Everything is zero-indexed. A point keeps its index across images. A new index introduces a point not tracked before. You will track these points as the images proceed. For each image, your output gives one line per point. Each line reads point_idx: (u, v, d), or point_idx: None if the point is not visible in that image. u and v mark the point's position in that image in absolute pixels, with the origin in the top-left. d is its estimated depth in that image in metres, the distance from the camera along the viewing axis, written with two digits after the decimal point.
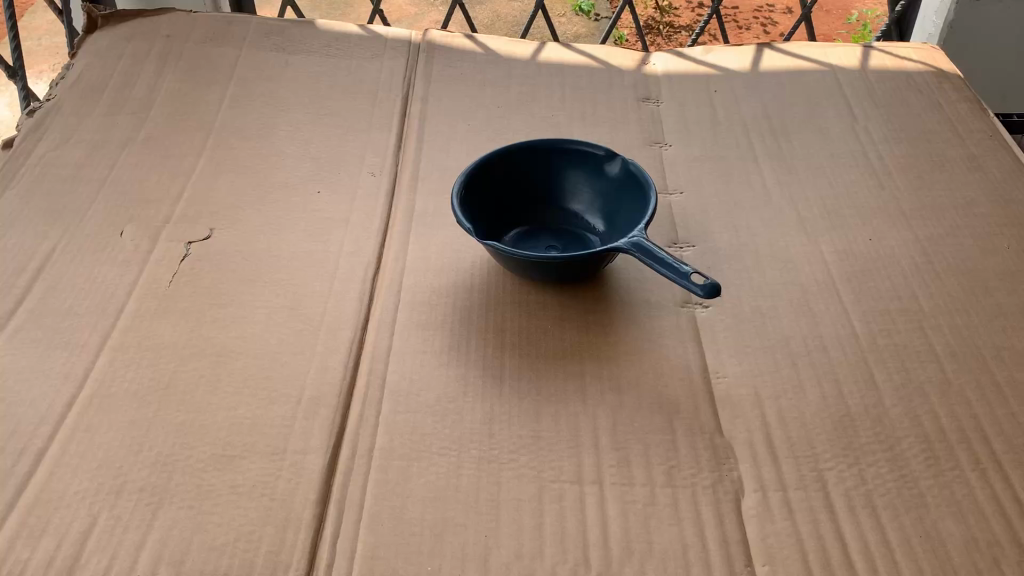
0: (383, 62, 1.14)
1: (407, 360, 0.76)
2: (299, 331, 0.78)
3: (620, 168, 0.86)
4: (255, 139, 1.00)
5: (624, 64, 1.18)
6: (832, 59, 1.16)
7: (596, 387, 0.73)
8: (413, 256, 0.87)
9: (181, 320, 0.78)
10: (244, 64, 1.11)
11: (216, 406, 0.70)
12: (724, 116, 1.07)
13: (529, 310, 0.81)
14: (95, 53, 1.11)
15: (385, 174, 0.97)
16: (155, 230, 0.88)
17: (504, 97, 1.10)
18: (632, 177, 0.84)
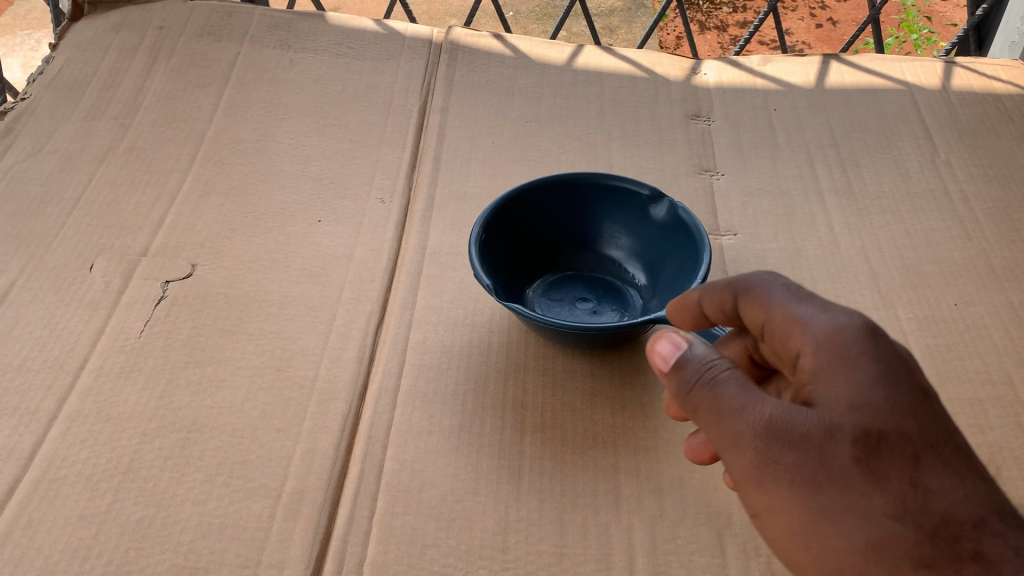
0: (400, 64, 1.02)
1: (410, 443, 0.64)
2: (284, 401, 0.67)
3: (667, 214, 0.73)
4: (251, 154, 0.89)
5: (669, 72, 1.05)
6: (909, 76, 1.02)
7: (632, 489, 0.62)
8: (424, 306, 0.75)
9: (150, 383, 0.67)
10: (244, 63, 0.99)
11: (181, 500, 0.60)
12: (785, 140, 0.94)
13: (555, 381, 0.70)
14: (78, 45, 1.00)
15: (395, 201, 0.85)
16: (128, 264, 0.76)
17: (534, 110, 0.98)
18: (680, 227, 0.72)
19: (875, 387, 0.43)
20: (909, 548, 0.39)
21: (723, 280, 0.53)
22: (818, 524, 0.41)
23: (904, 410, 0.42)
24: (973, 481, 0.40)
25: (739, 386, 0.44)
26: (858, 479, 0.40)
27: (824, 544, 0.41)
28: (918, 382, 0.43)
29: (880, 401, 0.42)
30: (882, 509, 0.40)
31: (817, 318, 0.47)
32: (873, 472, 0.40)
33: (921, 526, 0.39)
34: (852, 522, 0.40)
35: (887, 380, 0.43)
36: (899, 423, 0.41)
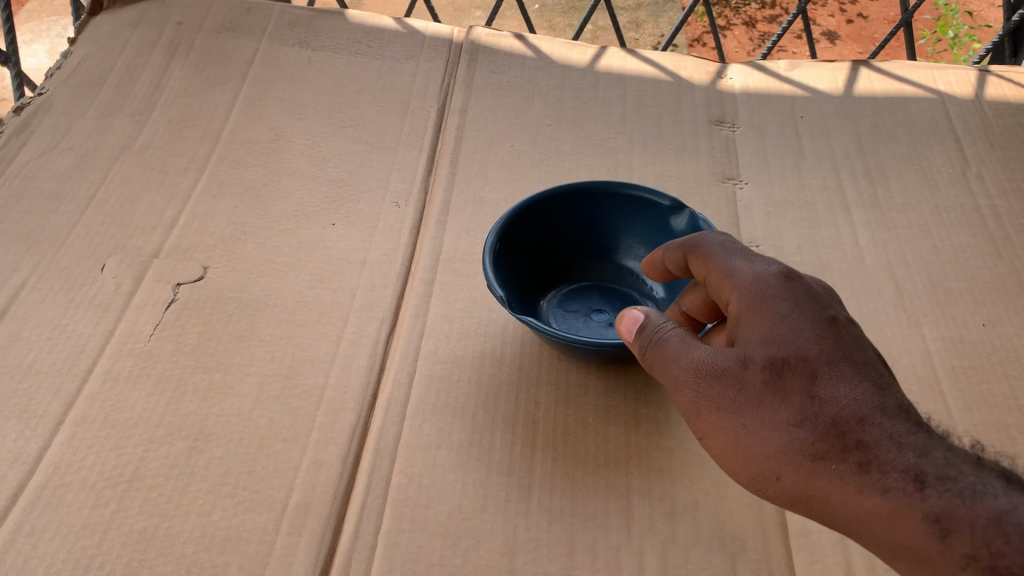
0: (419, 63, 1.01)
1: (418, 456, 0.63)
2: (293, 410, 0.66)
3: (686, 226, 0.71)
4: (267, 154, 0.88)
5: (694, 76, 1.03)
6: (941, 85, 1.00)
7: (644, 510, 0.61)
8: (436, 315, 0.74)
9: (157, 388, 0.66)
10: (261, 60, 0.98)
11: (185, 510, 0.59)
12: (811, 149, 0.92)
13: (568, 395, 0.68)
14: (97, 40, 0.99)
15: (411, 205, 0.84)
16: (140, 265, 0.76)
17: (554, 113, 0.96)
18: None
19: (782, 322, 0.52)
20: (809, 451, 0.47)
21: (675, 244, 0.62)
22: (737, 436, 0.49)
23: (806, 339, 0.50)
24: (868, 389, 0.48)
25: (679, 338, 0.53)
26: (765, 396, 0.49)
27: (743, 453, 0.49)
28: (825, 317, 0.52)
29: (787, 335, 0.51)
30: (787, 419, 0.48)
31: (739, 269, 0.56)
32: (777, 389, 0.49)
33: (820, 432, 0.47)
34: (763, 432, 0.49)
35: (795, 317, 0.52)
36: (800, 350, 0.50)
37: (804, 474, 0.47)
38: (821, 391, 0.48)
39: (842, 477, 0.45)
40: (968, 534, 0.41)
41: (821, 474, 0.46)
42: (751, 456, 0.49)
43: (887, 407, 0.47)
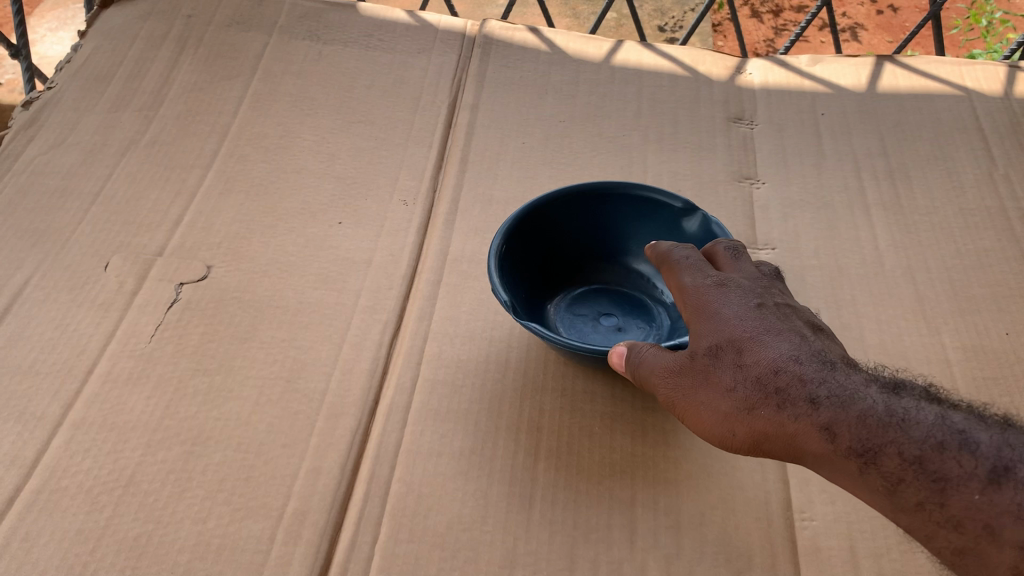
0: (431, 58, 0.99)
1: (419, 465, 0.62)
2: (292, 414, 0.65)
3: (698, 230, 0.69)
4: (274, 150, 0.87)
5: (712, 71, 1.00)
6: (968, 81, 0.97)
7: (648, 524, 0.59)
8: (442, 317, 0.73)
9: (157, 391, 0.65)
10: (271, 55, 0.97)
11: (181, 517, 0.58)
12: (832, 147, 0.90)
13: (574, 402, 0.67)
14: (107, 33, 0.98)
15: (419, 204, 0.83)
16: (144, 264, 0.75)
17: (567, 110, 0.94)
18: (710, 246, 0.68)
19: (718, 302, 0.55)
20: (741, 404, 0.50)
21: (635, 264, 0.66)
22: (690, 406, 0.53)
23: (735, 311, 0.54)
24: (784, 339, 0.52)
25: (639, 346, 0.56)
26: (706, 366, 0.52)
27: (697, 421, 0.53)
28: (756, 297, 0.55)
29: (721, 317, 0.54)
30: (725, 381, 0.51)
31: (682, 268, 0.59)
32: (714, 359, 0.52)
33: (750, 388, 0.50)
34: (706, 398, 0.52)
35: (729, 299, 0.55)
36: (729, 320, 0.54)
37: (742, 426, 0.50)
38: (747, 349, 0.52)
39: (766, 418, 0.49)
40: (852, 434, 0.45)
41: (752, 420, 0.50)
42: (702, 422, 0.52)
43: (798, 347, 0.51)
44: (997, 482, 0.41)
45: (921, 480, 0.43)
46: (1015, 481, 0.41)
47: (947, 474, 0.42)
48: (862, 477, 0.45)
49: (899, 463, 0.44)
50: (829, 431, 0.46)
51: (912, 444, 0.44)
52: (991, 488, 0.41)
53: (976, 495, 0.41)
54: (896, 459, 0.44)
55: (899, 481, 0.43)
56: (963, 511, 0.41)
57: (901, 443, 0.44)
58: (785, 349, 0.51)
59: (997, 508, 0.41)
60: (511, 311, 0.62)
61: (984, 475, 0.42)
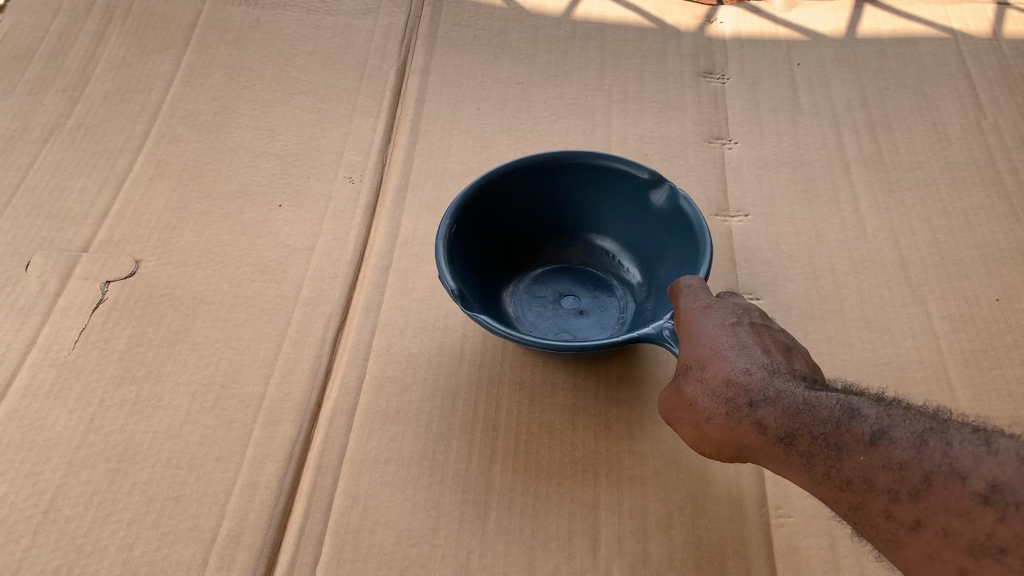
0: (377, 19, 0.93)
1: (364, 473, 0.57)
2: (227, 423, 0.60)
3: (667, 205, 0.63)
4: (209, 129, 0.81)
5: (680, 22, 0.94)
6: (955, 23, 0.92)
7: (612, 529, 0.55)
8: (390, 306, 0.68)
9: (79, 404, 0.60)
10: (206, 24, 0.91)
11: (105, 545, 0.53)
12: (809, 101, 0.84)
13: (532, 395, 0.62)
14: (27, 8, 0.92)
15: (366, 180, 0.77)
16: (67, 261, 0.69)
17: (526, 70, 0.88)
18: (678, 223, 0.62)
19: (700, 316, 0.50)
20: (703, 415, 0.46)
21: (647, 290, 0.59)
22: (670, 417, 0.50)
23: (711, 323, 0.49)
24: (748, 346, 0.47)
25: None
26: (679, 384, 0.49)
27: (684, 435, 0.49)
28: (740, 313, 0.50)
29: (693, 331, 0.50)
30: (692, 395, 0.47)
31: (682, 293, 0.53)
32: (685, 373, 0.48)
33: (707, 398, 0.46)
34: (681, 409, 0.49)
35: (707, 316, 0.50)
36: (701, 334, 0.49)
37: (707, 433, 0.46)
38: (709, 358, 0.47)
39: (719, 426, 0.45)
40: (775, 422, 0.42)
41: (711, 425, 0.46)
42: (687, 437, 0.49)
43: (757, 351, 0.46)
44: (876, 440, 0.37)
45: (824, 453, 0.39)
46: (891, 438, 0.36)
47: (840, 440, 0.38)
48: (788, 463, 0.41)
49: (808, 440, 0.40)
50: (757, 422, 0.43)
51: (818, 421, 0.40)
52: (871, 446, 0.37)
53: (862, 457, 0.37)
54: (805, 437, 0.40)
55: (808, 457, 0.40)
56: (850, 471, 0.37)
57: (809, 422, 0.40)
58: (743, 355, 0.46)
59: (878, 464, 0.36)
60: (460, 301, 0.56)
61: (866, 435, 0.37)
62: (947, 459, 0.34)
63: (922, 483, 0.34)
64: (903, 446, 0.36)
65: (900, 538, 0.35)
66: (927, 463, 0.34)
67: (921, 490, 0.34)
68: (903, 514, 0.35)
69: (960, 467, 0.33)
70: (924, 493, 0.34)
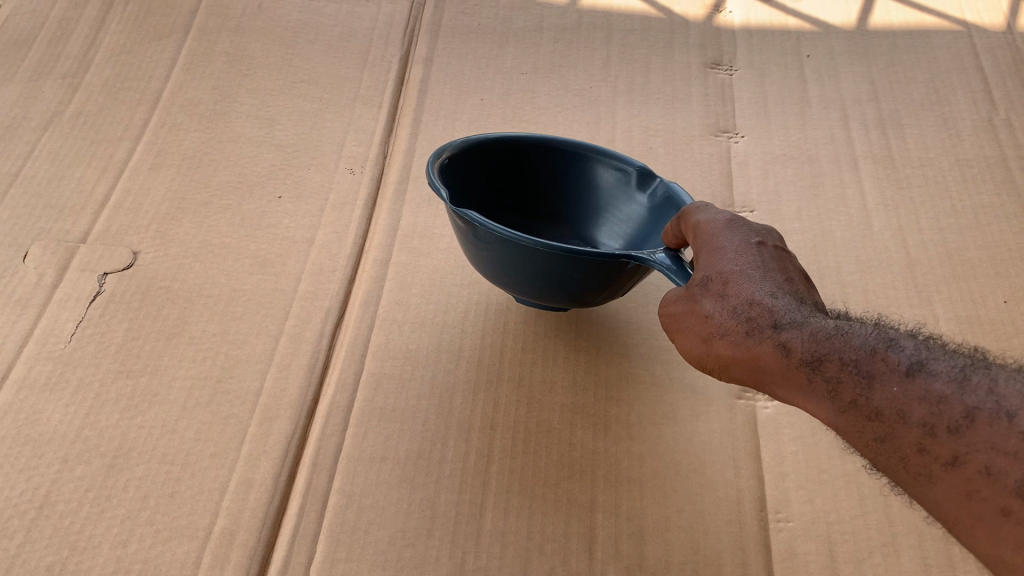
0: (382, 8, 0.93)
1: (360, 473, 0.57)
2: (223, 419, 0.59)
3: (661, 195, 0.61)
4: (209, 117, 0.80)
5: (688, 12, 0.94)
6: (969, 15, 0.92)
7: (610, 531, 0.54)
8: (389, 301, 0.67)
9: (75, 398, 0.60)
10: (208, 11, 0.91)
11: (98, 542, 0.52)
12: (817, 92, 0.83)
13: (532, 393, 0.62)
14: None
15: (366, 172, 0.77)
16: (65, 254, 0.69)
17: (531, 59, 0.88)
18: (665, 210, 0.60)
19: (724, 229, 0.48)
20: (717, 329, 0.44)
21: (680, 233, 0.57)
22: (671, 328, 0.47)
23: (737, 237, 0.46)
24: (773, 272, 0.45)
25: None
26: (692, 294, 0.46)
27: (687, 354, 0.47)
28: (766, 236, 0.47)
29: (714, 247, 0.47)
30: (705, 308, 0.45)
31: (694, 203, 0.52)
32: (700, 285, 0.46)
33: (725, 312, 0.44)
34: (688, 318, 0.46)
35: (732, 233, 0.47)
36: (724, 249, 0.46)
37: (719, 348, 0.44)
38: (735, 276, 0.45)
39: (734, 343, 0.43)
40: (801, 344, 0.40)
41: (726, 342, 0.44)
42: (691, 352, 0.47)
43: (780, 275, 0.45)
44: (913, 372, 0.36)
45: (854, 379, 0.38)
46: (932, 372, 0.35)
47: (873, 369, 0.37)
48: (810, 387, 0.40)
49: (837, 366, 0.38)
50: (781, 342, 0.41)
51: (850, 347, 0.38)
52: (908, 378, 0.36)
53: (895, 387, 0.36)
54: (835, 362, 0.39)
55: (835, 383, 0.38)
56: (881, 400, 0.36)
57: (841, 348, 0.39)
58: (768, 277, 0.44)
59: (914, 395, 0.35)
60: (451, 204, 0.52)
61: (904, 366, 0.36)
62: (993, 397, 0.33)
63: (964, 418, 0.33)
64: (942, 380, 0.35)
65: (932, 471, 0.34)
66: (971, 400, 0.33)
67: (962, 426, 0.33)
68: (939, 449, 0.34)
69: (1009, 405, 0.32)
70: (965, 428, 0.33)
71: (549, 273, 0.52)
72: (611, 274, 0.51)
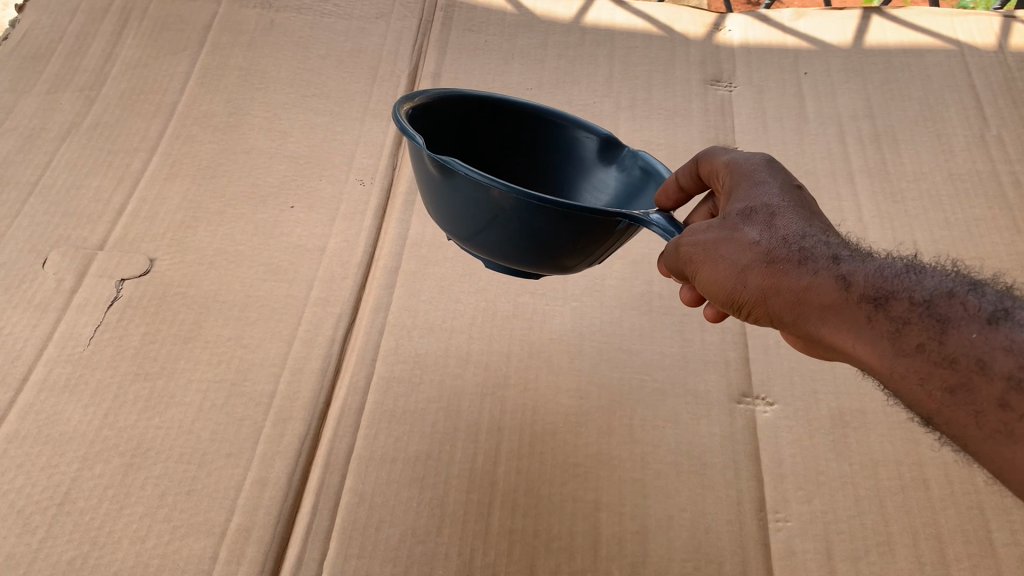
0: (390, 24, 0.96)
1: (371, 472, 0.59)
2: (237, 420, 0.61)
3: (639, 169, 0.54)
4: (222, 129, 0.82)
5: (688, 30, 0.96)
6: (961, 35, 0.94)
7: (614, 529, 0.56)
8: (399, 308, 0.69)
9: (93, 399, 0.61)
10: (221, 26, 0.93)
11: (118, 537, 0.54)
12: (814, 108, 0.86)
13: (539, 396, 0.64)
14: (47, 8, 0.94)
15: (376, 184, 0.79)
16: (83, 260, 0.70)
17: (535, 74, 0.90)
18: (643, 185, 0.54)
19: (769, 178, 0.47)
20: (760, 256, 0.43)
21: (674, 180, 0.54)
22: (695, 256, 0.44)
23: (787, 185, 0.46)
24: (819, 218, 0.44)
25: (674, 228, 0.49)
26: (732, 224, 0.45)
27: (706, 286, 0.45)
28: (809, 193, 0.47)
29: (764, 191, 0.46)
30: (748, 237, 0.44)
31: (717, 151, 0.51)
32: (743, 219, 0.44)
33: (775, 242, 0.43)
34: (722, 244, 0.44)
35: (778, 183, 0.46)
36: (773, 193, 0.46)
37: (756, 278, 0.43)
38: (784, 217, 0.44)
39: (781, 272, 0.42)
40: (865, 279, 0.39)
41: (769, 272, 0.42)
42: (711, 285, 0.45)
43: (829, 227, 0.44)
44: (994, 321, 0.36)
45: (924, 322, 0.37)
46: (1013, 323, 0.35)
47: (948, 314, 0.37)
48: (868, 325, 0.39)
49: (906, 305, 0.38)
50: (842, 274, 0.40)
51: (920, 290, 0.38)
52: (989, 327, 0.35)
53: (975, 335, 0.35)
54: (904, 302, 0.38)
55: (902, 323, 0.38)
56: (959, 347, 0.36)
57: (912, 288, 0.38)
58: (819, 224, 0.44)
59: (995, 345, 0.35)
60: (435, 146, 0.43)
61: (984, 315, 0.36)
62: None
63: None
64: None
65: (1011, 426, 0.33)
66: None
67: None
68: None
69: None
70: None
71: (523, 228, 0.45)
72: (592, 234, 0.45)
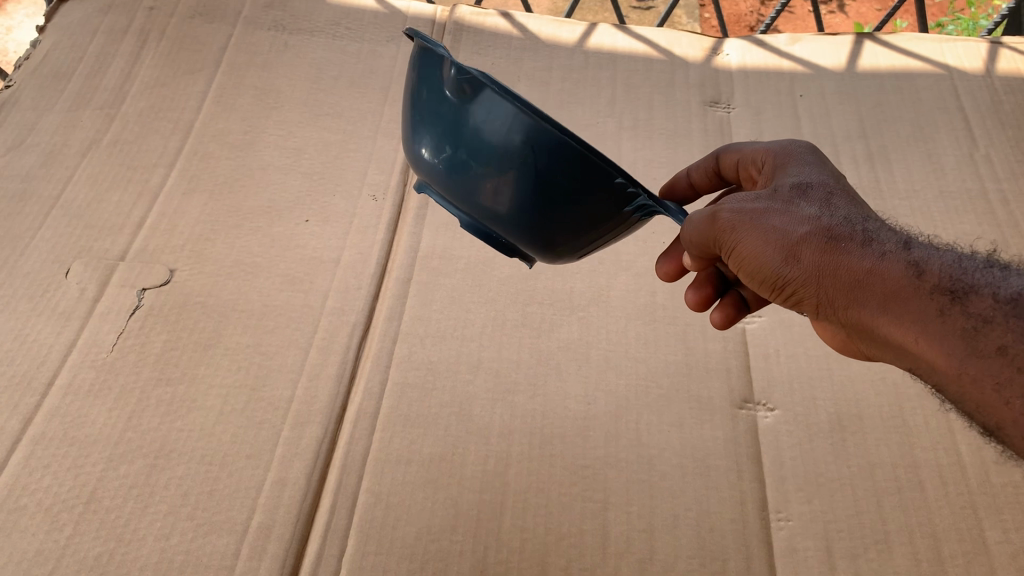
0: (400, 46, 0.99)
1: (386, 474, 0.61)
2: (256, 423, 0.63)
3: None
4: (239, 146, 0.85)
5: (688, 54, 0.98)
6: (950, 59, 0.97)
7: (622, 528, 0.58)
8: (411, 317, 0.72)
9: (116, 403, 0.63)
10: (236, 47, 0.96)
11: (144, 534, 0.56)
12: (810, 129, 0.89)
13: (548, 402, 0.66)
14: (67, 29, 0.96)
15: (388, 199, 0.82)
16: (105, 270, 0.73)
17: (541, 95, 0.93)
18: None
19: (816, 164, 0.52)
20: (817, 231, 0.47)
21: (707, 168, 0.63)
22: (734, 223, 0.48)
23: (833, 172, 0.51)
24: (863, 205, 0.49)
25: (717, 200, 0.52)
26: (789, 200, 0.49)
27: (749, 256, 0.48)
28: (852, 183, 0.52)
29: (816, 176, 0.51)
30: (804, 212, 0.48)
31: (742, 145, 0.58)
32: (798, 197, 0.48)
33: (835, 220, 0.47)
34: (777, 217, 0.48)
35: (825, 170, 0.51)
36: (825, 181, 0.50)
37: (812, 252, 0.47)
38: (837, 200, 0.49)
39: (844, 251, 0.46)
40: (938, 273, 0.44)
41: (829, 248, 0.46)
42: (754, 253, 0.48)
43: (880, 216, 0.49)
44: None
45: (1004, 323, 0.42)
46: None
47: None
48: (942, 317, 0.43)
49: (985, 305, 0.43)
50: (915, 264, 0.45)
51: (994, 289, 0.43)
52: None
53: None
54: (984, 301, 0.43)
55: (981, 320, 0.42)
56: None
57: (989, 288, 0.43)
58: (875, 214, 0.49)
59: None
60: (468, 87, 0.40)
61: None
62: None
63: None
64: None
65: None
66: None
67: None
68: None
69: None
70: None
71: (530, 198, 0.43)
72: (594, 210, 0.43)
